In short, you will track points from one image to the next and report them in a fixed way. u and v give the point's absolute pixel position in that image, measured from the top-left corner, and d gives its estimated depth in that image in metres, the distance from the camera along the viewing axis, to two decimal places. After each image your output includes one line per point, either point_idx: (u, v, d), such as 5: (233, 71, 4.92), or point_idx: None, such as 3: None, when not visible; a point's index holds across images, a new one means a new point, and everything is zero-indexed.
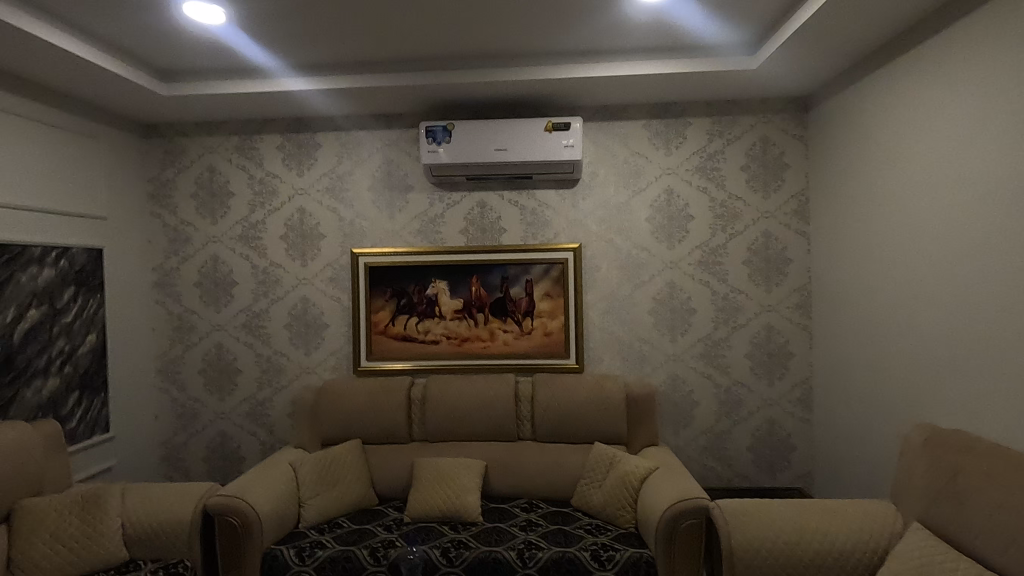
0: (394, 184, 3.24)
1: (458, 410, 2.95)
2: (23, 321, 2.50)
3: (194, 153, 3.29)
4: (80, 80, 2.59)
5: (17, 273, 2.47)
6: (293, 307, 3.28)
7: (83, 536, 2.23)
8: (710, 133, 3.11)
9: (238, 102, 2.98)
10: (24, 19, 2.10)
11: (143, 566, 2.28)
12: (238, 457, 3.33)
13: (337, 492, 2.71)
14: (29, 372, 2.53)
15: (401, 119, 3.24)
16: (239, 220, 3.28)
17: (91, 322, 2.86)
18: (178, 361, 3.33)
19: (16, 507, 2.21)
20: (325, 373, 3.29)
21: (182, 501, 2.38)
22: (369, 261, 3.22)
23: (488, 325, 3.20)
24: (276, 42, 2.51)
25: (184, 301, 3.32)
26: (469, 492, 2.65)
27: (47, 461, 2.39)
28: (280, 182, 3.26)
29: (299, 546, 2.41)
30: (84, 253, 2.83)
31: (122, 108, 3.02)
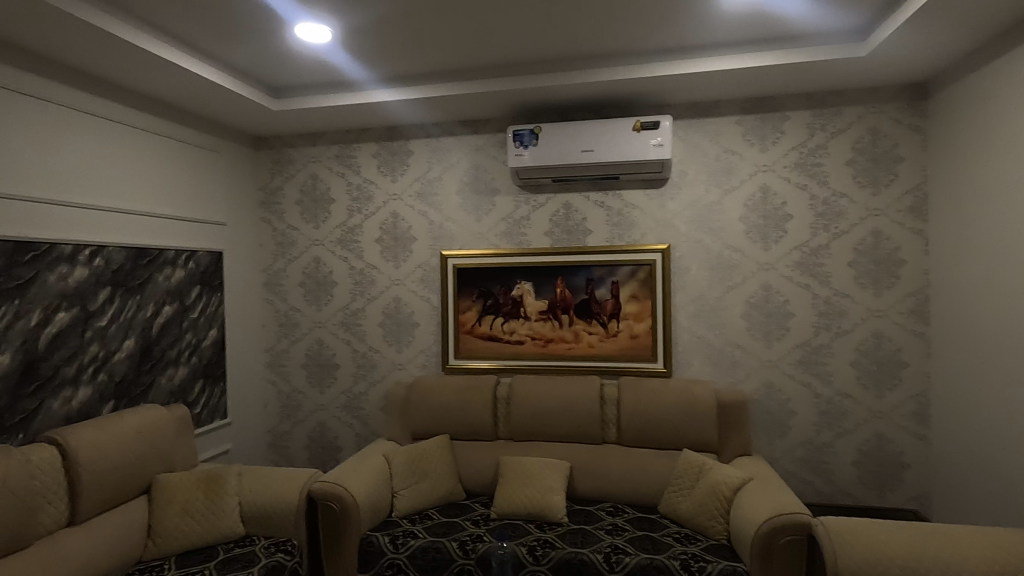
0: (481, 187, 3.32)
1: (542, 410, 2.97)
2: (159, 317, 2.82)
3: (300, 162, 3.55)
4: (207, 99, 2.89)
5: (155, 273, 2.79)
6: (387, 306, 3.45)
7: (208, 509, 2.48)
8: (811, 126, 2.93)
9: (339, 113, 3.18)
10: (164, 49, 2.38)
11: (257, 541, 2.49)
12: (336, 446, 3.54)
13: (428, 485, 2.82)
14: (163, 362, 2.84)
15: (488, 125, 3.31)
16: (338, 224, 3.51)
17: (213, 318, 3.17)
18: (283, 355, 3.61)
19: (154, 481, 2.49)
20: (415, 371, 3.43)
21: (290, 484, 2.59)
22: (457, 263, 3.33)
23: (573, 327, 3.20)
24: (373, 57, 2.67)
25: (290, 300, 3.59)
26: (554, 492, 2.66)
27: (178, 441, 2.68)
28: (375, 188, 3.45)
29: (393, 534, 2.53)
30: (208, 255, 3.15)
31: (238, 123, 3.31)
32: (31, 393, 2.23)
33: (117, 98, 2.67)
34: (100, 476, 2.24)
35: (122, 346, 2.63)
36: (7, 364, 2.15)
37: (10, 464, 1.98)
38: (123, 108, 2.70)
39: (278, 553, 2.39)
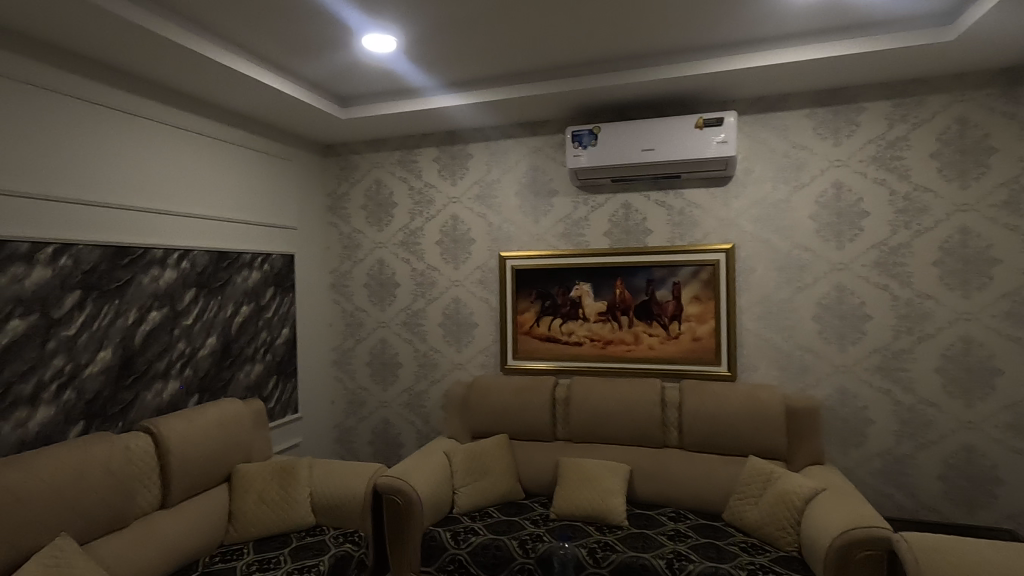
0: (539, 188, 3.34)
1: (601, 412, 2.95)
2: (238, 316, 3.00)
3: (364, 168, 3.69)
4: (281, 110, 3.05)
5: (234, 275, 2.98)
6: (447, 307, 3.53)
7: (282, 498, 2.61)
8: (890, 117, 2.77)
9: (401, 120, 3.28)
10: (243, 65, 2.53)
11: (327, 531, 2.60)
12: (398, 442, 3.65)
13: (487, 483, 2.86)
14: (242, 358, 3.03)
15: (546, 126, 3.33)
16: (400, 227, 3.62)
17: (286, 318, 3.35)
18: (349, 353, 3.76)
19: (234, 470, 2.66)
20: (474, 370, 3.49)
21: (357, 478, 2.69)
22: (515, 264, 3.36)
23: (633, 328, 3.16)
24: (435, 64, 2.74)
25: (355, 300, 3.74)
26: (614, 495, 2.64)
27: (255, 433, 2.85)
28: (436, 192, 3.53)
29: (454, 530, 2.58)
30: (281, 258, 3.33)
31: (308, 132, 3.48)
32: (128, 385, 2.43)
33: (201, 112, 2.86)
34: (187, 464, 2.41)
35: (205, 343, 2.82)
36: (108, 358, 2.35)
37: (111, 451, 2.17)
38: (206, 121, 2.89)
39: (346, 543, 2.49)
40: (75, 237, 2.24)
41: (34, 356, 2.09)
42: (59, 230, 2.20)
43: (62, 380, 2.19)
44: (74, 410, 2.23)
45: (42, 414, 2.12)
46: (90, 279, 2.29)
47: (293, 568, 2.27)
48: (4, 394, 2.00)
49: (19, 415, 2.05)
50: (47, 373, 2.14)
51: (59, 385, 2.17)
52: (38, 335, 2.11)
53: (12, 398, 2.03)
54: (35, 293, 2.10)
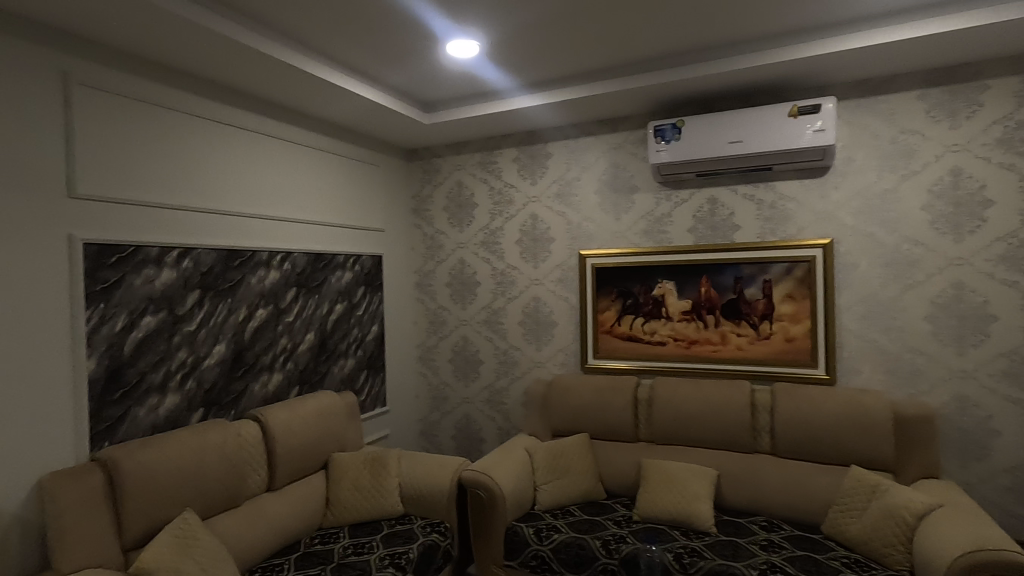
0: (620, 186, 3.29)
1: (686, 414, 2.86)
2: (333, 313, 3.20)
3: (446, 170, 3.80)
4: (370, 118, 3.21)
5: (330, 275, 3.18)
6: (527, 306, 3.56)
7: (373, 487, 2.75)
8: (1020, 93, 2.47)
9: (482, 122, 3.34)
10: (340, 77, 2.69)
11: (414, 521, 2.71)
12: (480, 438, 3.73)
13: (569, 481, 2.87)
14: (336, 354, 3.23)
15: (627, 122, 3.27)
16: (481, 227, 3.69)
17: (374, 315, 3.53)
18: (432, 350, 3.89)
19: (330, 458, 2.83)
20: (554, 369, 3.50)
21: (443, 470, 2.79)
22: (596, 262, 3.33)
23: (720, 328, 3.05)
24: (516, 65, 2.77)
25: (438, 299, 3.86)
26: (701, 500, 2.55)
27: (349, 423, 3.02)
28: (515, 191, 3.58)
29: (536, 527, 2.61)
30: (370, 259, 3.51)
31: (394, 138, 3.64)
32: (239, 376, 2.66)
33: (300, 123, 3.07)
34: (290, 451, 2.60)
35: (304, 339, 3.02)
36: (222, 351, 2.58)
37: (226, 436, 2.38)
38: (305, 132, 3.10)
39: (433, 533, 2.58)
40: (196, 242, 2.47)
41: (163, 349, 2.33)
42: (183, 235, 2.43)
43: (186, 371, 2.42)
44: (195, 398, 2.46)
45: (171, 401, 2.36)
46: (207, 280, 2.52)
47: (385, 554, 2.38)
48: (140, 383, 2.25)
49: (151, 401, 2.29)
50: (173, 364, 2.37)
51: (183, 375, 2.41)
52: (166, 330, 2.35)
53: (145, 386, 2.27)
54: (164, 292, 2.34)
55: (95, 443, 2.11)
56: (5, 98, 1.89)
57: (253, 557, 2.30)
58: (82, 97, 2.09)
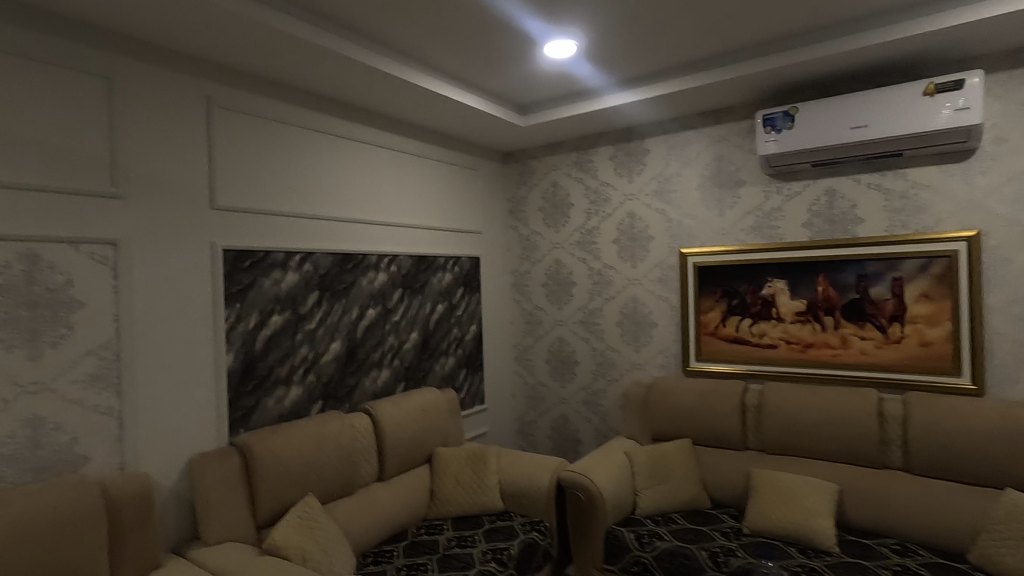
0: (724, 180, 3.13)
1: (801, 422, 2.66)
2: (435, 313, 3.33)
3: (542, 171, 3.82)
4: (469, 124, 3.30)
5: (431, 276, 3.31)
6: (624, 306, 3.49)
7: (474, 482, 2.82)
8: None
9: (578, 121, 3.32)
10: (443, 86, 2.80)
11: (514, 518, 2.75)
12: (577, 439, 3.71)
13: (672, 488, 2.77)
14: (438, 352, 3.35)
15: (731, 113, 3.11)
16: (577, 227, 3.67)
17: (473, 315, 3.63)
18: (529, 350, 3.92)
19: (434, 452, 2.94)
20: (654, 371, 3.40)
21: (542, 469, 2.80)
22: (698, 261, 3.20)
23: (839, 330, 2.81)
24: (614, 62, 2.73)
25: (534, 299, 3.89)
26: (820, 517, 2.36)
27: (451, 419, 3.12)
28: (612, 190, 3.52)
29: (638, 532, 2.55)
30: (469, 260, 3.62)
31: (491, 142, 3.71)
32: (352, 372, 2.84)
33: (405, 131, 3.22)
34: (398, 444, 2.74)
35: (409, 337, 3.17)
36: (338, 348, 2.78)
37: (342, 427, 2.55)
38: (410, 139, 3.25)
39: (533, 531, 2.60)
40: (315, 247, 2.67)
41: (288, 345, 2.55)
42: (303, 241, 2.64)
43: (307, 366, 2.63)
44: (315, 391, 2.67)
45: (294, 393, 2.57)
46: (325, 282, 2.72)
47: (487, 548, 2.44)
48: (269, 376, 2.47)
49: (278, 393, 2.51)
50: (296, 359, 2.59)
51: (305, 370, 2.62)
52: (290, 328, 2.57)
53: (273, 378, 2.49)
54: (288, 293, 2.56)
55: (233, 429, 2.35)
56: (162, 123, 2.15)
57: (366, 542, 2.45)
58: (221, 118, 2.33)
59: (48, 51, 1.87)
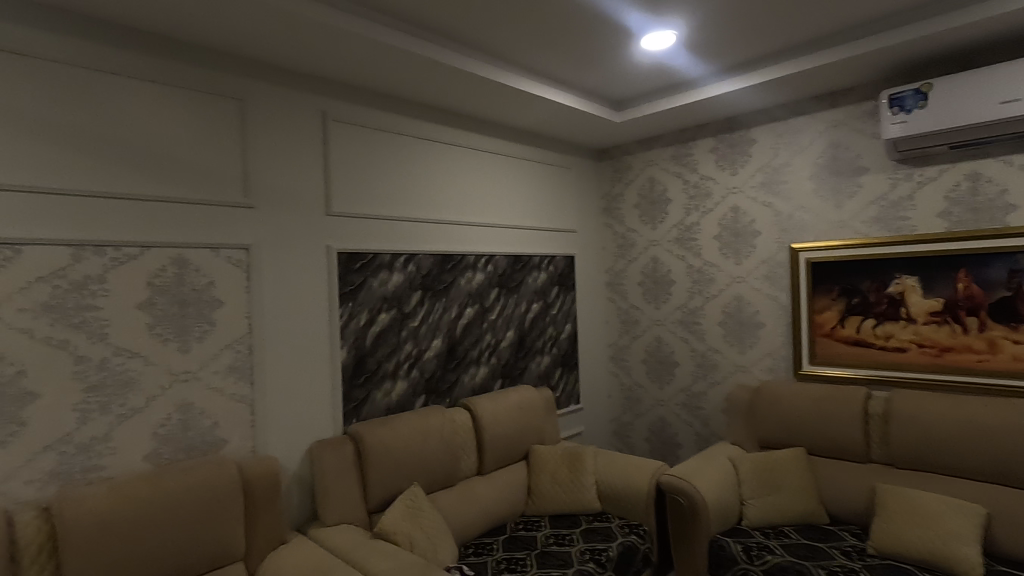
0: (842, 168, 2.89)
1: (937, 435, 2.39)
2: (530, 312, 3.37)
3: (638, 167, 3.73)
4: (563, 123, 3.30)
5: (527, 276, 3.35)
6: (728, 305, 3.32)
7: (571, 481, 2.81)
8: None
9: (677, 114, 3.21)
10: (540, 87, 2.83)
11: (612, 520, 2.70)
12: (676, 442, 3.59)
13: (783, 499, 2.59)
14: (533, 350, 3.39)
15: (850, 95, 2.85)
16: (676, 223, 3.54)
17: (568, 314, 3.63)
18: (625, 350, 3.85)
19: (531, 450, 2.97)
20: (761, 374, 3.20)
21: (641, 472, 2.74)
22: (811, 257, 2.97)
23: (986, 333, 2.50)
24: (716, 49, 2.60)
25: (630, 298, 3.81)
26: (963, 542, 2.10)
27: (547, 417, 3.14)
28: (714, 183, 3.36)
29: (746, 544, 2.42)
30: (563, 259, 3.62)
31: (585, 139, 3.68)
32: (453, 368, 2.95)
33: (500, 134, 3.28)
34: (496, 439, 2.80)
35: (506, 335, 3.23)
36: (439, 345, 2.89)
37: (444, 421, 2.65)
38: (505, 141, 3.31)
39: (632, 534, 2.54)
40: (418, 248, 2.80)
41: (394, 342, 2.70)
42: (408, 243, 2.77)
43: (411, 362, 2.76)
44: (418, 385, 2.80)
45: (400, 387, 2.71)
46: (427, 282, 2.84)
47: (585, 548, 2.42)
48: (377, 370, 2.63)
49: (385, 387, 2.66)
50: (402, 355, 2.73)
51: (409, 365, 2.75)
52: (396, 325, 2.71)
53: (381, 372, 2.65)
54: (394, 293, 2.70)
55: (347, 419, 2.53)
56: (285, 138, 2.35)
57: (467, 533, 2.53)
58: (335, 130, 2.51)
59: (194, 79, 2.11)
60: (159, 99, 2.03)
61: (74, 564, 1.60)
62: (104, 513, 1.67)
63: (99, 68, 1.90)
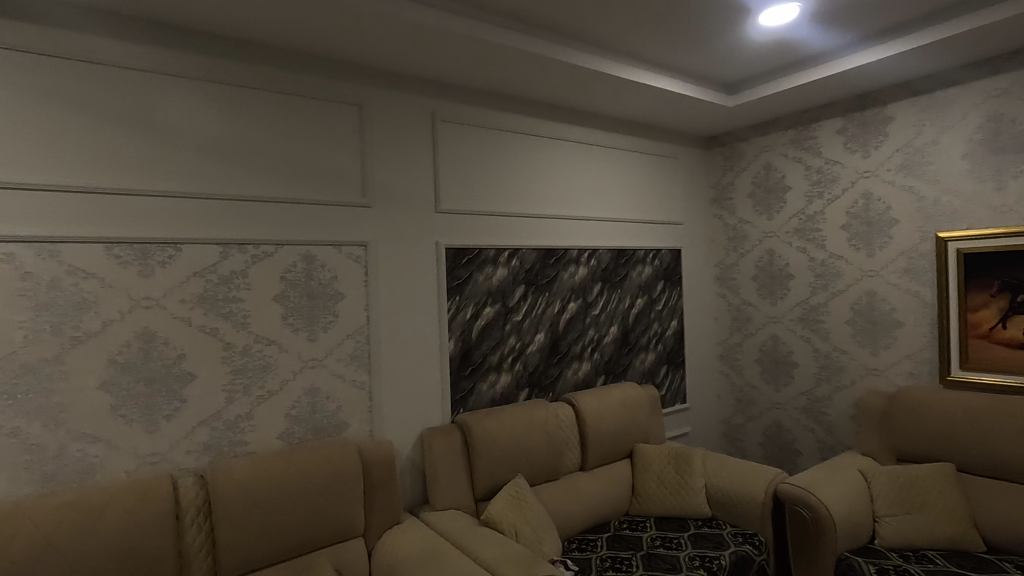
0: (1004, 145, 2.51)
1: None
2: (634, 307, 3.28)
3: (752, 154, 3.49)
4: (670, 111, 3.16)
5: (630, 270, 3.27)
6: (857, 301, 3.02)
7: (679, 483, 2.70)
8: None
9: (799, 94, 2.95)
10: (653, 77, 2.76)
11: (723, 527, 2.56)
12: (795, 449, 3.33)
13: (926, 520, 2.31)
14: (637, 347, 3.30)
15: (1017, 60, 2.48)
16: (795, 213, 3.27)
17: (674, 310, 3.49)
18: (736, 349, 3.63)
19: (635, 449, 2.90)
20: (898, 379, 2.88)
21: (756, 479, 2.57)
22: (963, 248, 2.62)
23: None
24: (848, 18, 2.36)
25: (742, 294, 3.58)
26: None
27: (651, 416, 3.05)
28: (841, 167, 3.06)
29: (880, 566, 2.18)
30: (669, 253, 3.48)
31: (693, 127, 3.50)
32: (556, 363, 2.95)
33: (604, 125, 3.21)
34: (600, 436, 2.77)
35: (609, 331, 3.18)
36: (543, 339, 2.91)
37: (548, 415, 2.66)
38: (609, 133, 3.24)
39: (746, 544, 2.38)
40: (521, 243, 2.83)
41: (498, 335, 2.75)
42: (512, 238, 2.81)
43: (515, 355, 2.80)
44: (522, 379, 2.83)
45: (504, 379, 2.76)
46: (530, 276, 2.86)
47: (694, 554, 2.31)
48: (483, 362, 2.70)
49: (490, 378, 2.72)
50: (506, 348, 2.77)
51: (513, 358, 2.80)
52: (500, 319, 2.76)
53: (486, 365, 2.71)
54: (499, 287, 2.75)
55: (454, 408, 2.62)
56: (397, 139, 2.47)
57: (570, 528, 2.53)
58: (444, 130, 2.60)
59: (317, 89, 2.28)
60: (290, 109, 2.21)
61: (224, 526, 1.80)
62: (247, 483, 1.87)
63: (239, 84, 2.10)
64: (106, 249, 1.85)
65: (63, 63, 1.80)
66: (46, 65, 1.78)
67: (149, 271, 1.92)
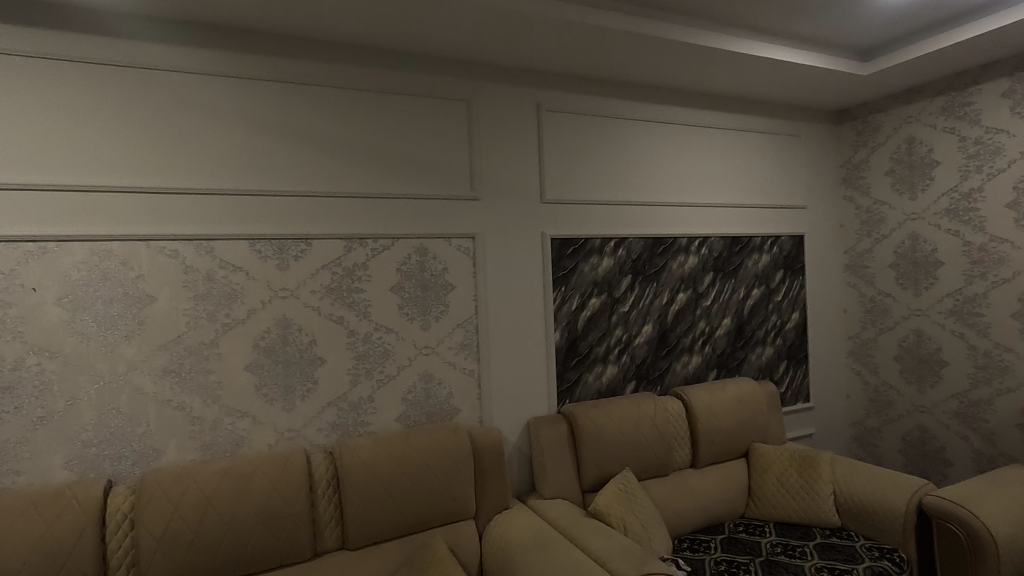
0: None
1: None
2: (750, 298, 3.08)
3: (891, 126, 3.11)
4: (793, 85, 2.90)
5: (746, 259, 3.07)
6: None
7: (803, 488, 2.50)
8: None
9: (953, 54, 2.58)
10: (783, 51, 2.55)
11: (856, 538, 2.33)
12: (944, 458, 2.96)
13: None
14: (753, 340, 3.09)
15: None
16: (946, 191, 2.88)
17: (796, 301, 3.23)
18: (870, 345, 3.28)
19: (752, 448, 2.73)
20: None
21: (895, 489, 2.32)
22: None
23: None
24: None
25: (878, 284, 3.22)
26: None
27: (770, 415, 2.86)
28: (1007, 137, 2.64)
29: None
30: (790, 240, 3.22)
31: (819, 101, 3.19)
32: (664, 356, 2.85)
33: (717, 104, 3.03)
34: (713, 433, 2.64)
35: (722, 324, 3.01)
36: (650, 331, 2.82)
37: (656, 409, 2.58)
38: (723, 112, 3.05)
39: (884, 559, 2.15)
40: (628, 232, 2.76)
41: (605, 326, 2.70)
42: (618, 227, 2.74)
43: (622, 346, 2.74)
44: (629, 371, 2.77)
45: (610, 371, 2.72)
46: (637, 266, 2.78)
47: (823, 566, 2.14)
48: (589, 354, 2.67)
49: (597, 370, 2.69)
50: (613, 340, 2.72)
51: (620, 350, 2.74)
52: (607, 310, 2.71)
53: (592, 356, 2.68)
54: (605, 277, 2.70)
55: (561, 399, 2.62)
56: (504, 131, 2.51)
57: (680, 527, 2.44)
58: (549, 120, 2.60)
59: (428, 87, 2.36)
60: (403, 108, 2.32)
61: (351, 499, 1.95)
62: (371, 461, 2.01)
63: (359, 87, 2.24)
64: (250, 245, 2.06)
65: (212, 79, 2.02)
66: (199, 82, 2.01)
67: (285, 265, 2.11)
